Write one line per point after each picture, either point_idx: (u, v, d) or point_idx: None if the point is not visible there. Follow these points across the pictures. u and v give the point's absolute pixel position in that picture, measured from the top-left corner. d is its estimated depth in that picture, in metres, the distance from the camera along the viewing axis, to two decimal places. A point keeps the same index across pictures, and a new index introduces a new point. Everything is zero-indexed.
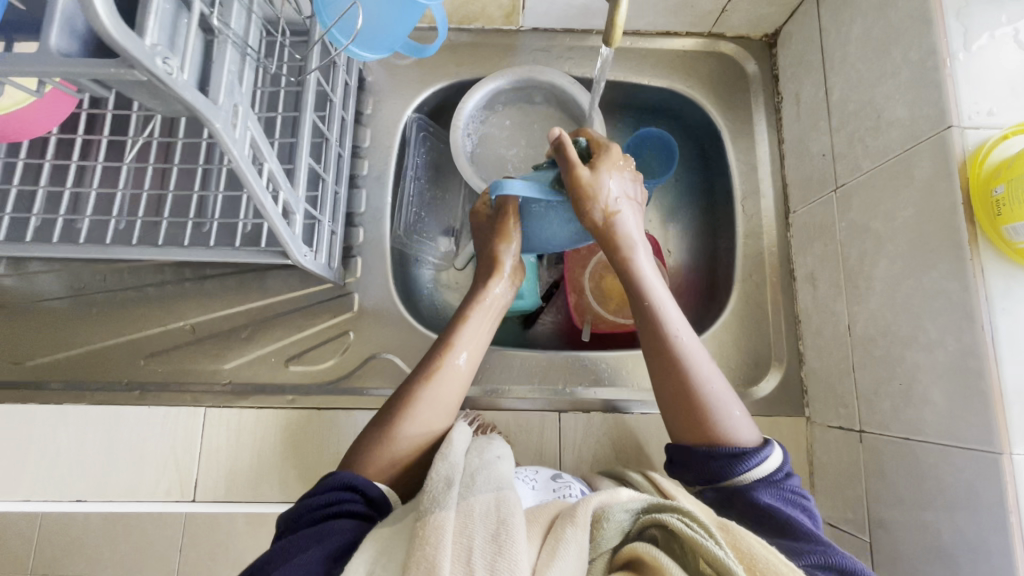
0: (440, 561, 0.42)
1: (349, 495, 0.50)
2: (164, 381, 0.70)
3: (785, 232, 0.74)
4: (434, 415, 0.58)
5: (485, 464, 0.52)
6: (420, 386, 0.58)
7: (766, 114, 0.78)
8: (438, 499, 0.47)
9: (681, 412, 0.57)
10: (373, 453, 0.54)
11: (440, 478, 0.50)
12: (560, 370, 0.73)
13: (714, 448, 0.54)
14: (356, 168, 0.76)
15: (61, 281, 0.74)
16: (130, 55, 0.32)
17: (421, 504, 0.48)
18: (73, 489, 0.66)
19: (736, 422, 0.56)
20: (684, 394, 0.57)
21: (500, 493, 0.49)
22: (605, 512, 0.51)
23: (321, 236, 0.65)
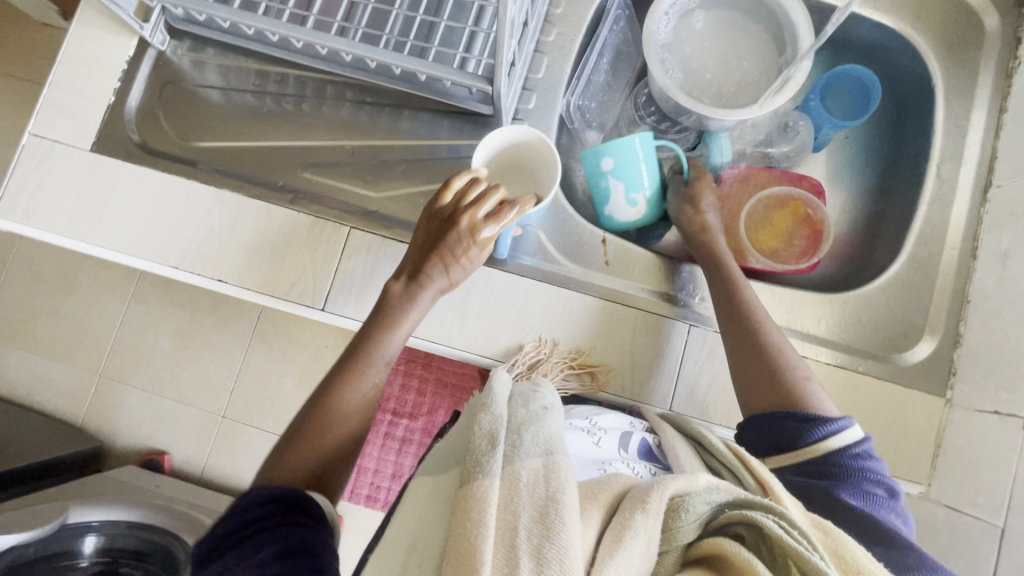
0: (483, 548, 0.35)
1: (266, 503, 0.46)
2: (315, 194, 0.71)
3: (979, 208, 0.68)
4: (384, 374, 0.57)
5: (531, 418, 0.45)
6: (346, 385, 0.54)
7: (993, 76, 0.70)
8: (478, 467, 0.40)
9: (765, 384, 0.58)
10: (331, 407, 0.53)
11: (482, 435, 0.43)
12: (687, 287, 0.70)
13: (785, 410, 0.55)
14: (543, 32, 0.73)
15: (229, 74, 0.76)
16: None
17: (463, 462, 0.42)
18: (216, 269, 0.68)
19: (810, 387, 0.57)
20: (765, 365, 0.59)
21: (549, 457, 0.41)
22: (682, 502, 0.41)
23: (512, 80, 0.63)
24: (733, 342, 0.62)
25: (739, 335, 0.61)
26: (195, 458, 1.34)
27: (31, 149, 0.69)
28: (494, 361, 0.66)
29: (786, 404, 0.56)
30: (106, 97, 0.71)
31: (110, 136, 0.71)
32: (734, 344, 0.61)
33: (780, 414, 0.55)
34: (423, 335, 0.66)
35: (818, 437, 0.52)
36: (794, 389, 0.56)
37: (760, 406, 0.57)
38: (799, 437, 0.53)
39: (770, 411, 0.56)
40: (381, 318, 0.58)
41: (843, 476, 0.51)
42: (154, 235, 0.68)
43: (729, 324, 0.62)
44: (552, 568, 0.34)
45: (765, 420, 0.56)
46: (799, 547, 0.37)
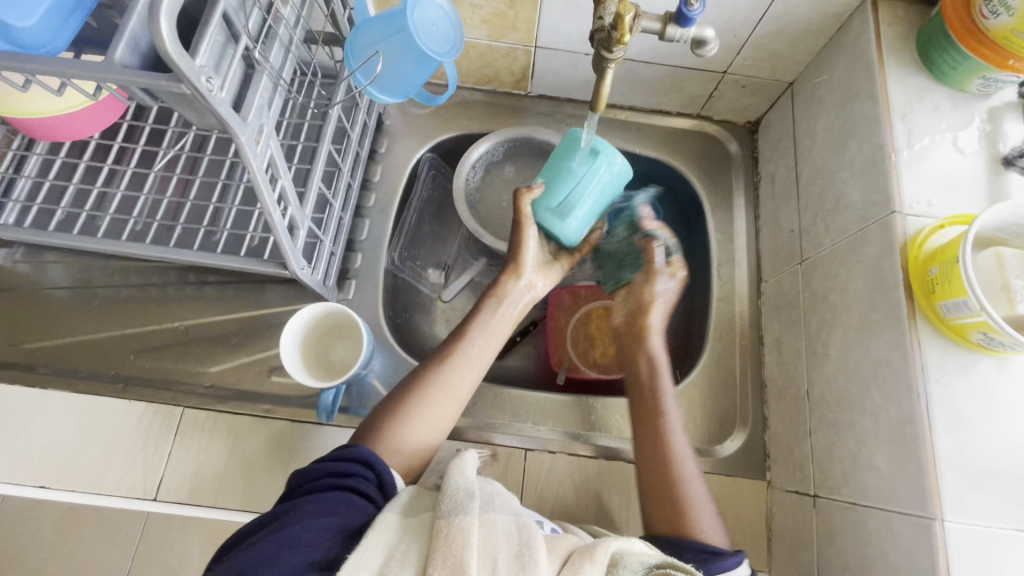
0: (469, 560, 0.42)
1: (362, 471, 0.50)
2: (149, 378, 0.73)
3: (756, 300, 0.78)
4: (447, 401, 0.60)
5: (498, 489, 0.51)
6: (396, 419, 0.57)
7: (745, 191, 0.84)
8: (459, 503, 0.46)
9: (664, 509, 0.57)
10: (384, 433, 0.56)
11: (458, 488, 0.48)
12: (534, 412, 0.74)
13: (687, 542, 0.53)
14: (363, 200, 0.81)
15: (70, 271, 0.79)
16: (182, 72, 0.38)
17: (437, 507, 0.47)
18: (38, 477, 0.67)
19: (710, 526, 0.55)
20: (666, 488, 0.58)
21: (519, 516, 0.48)
22: (621, 559, 0.47)
23: (321, 254, 0.69)
24: (652, 466, 0.60)
25: (650, 457, 0.60)
26: None
27: None
28: None
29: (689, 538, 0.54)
30: None
31: None
32: (644, 465, 0.60)
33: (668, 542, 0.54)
34: (264, 508, 0.66)
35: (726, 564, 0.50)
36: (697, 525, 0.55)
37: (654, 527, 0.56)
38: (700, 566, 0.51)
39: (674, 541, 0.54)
40: (452, 339, 0.65)
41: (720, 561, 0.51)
42: None
43: (651, 447, 0.61)
44: None
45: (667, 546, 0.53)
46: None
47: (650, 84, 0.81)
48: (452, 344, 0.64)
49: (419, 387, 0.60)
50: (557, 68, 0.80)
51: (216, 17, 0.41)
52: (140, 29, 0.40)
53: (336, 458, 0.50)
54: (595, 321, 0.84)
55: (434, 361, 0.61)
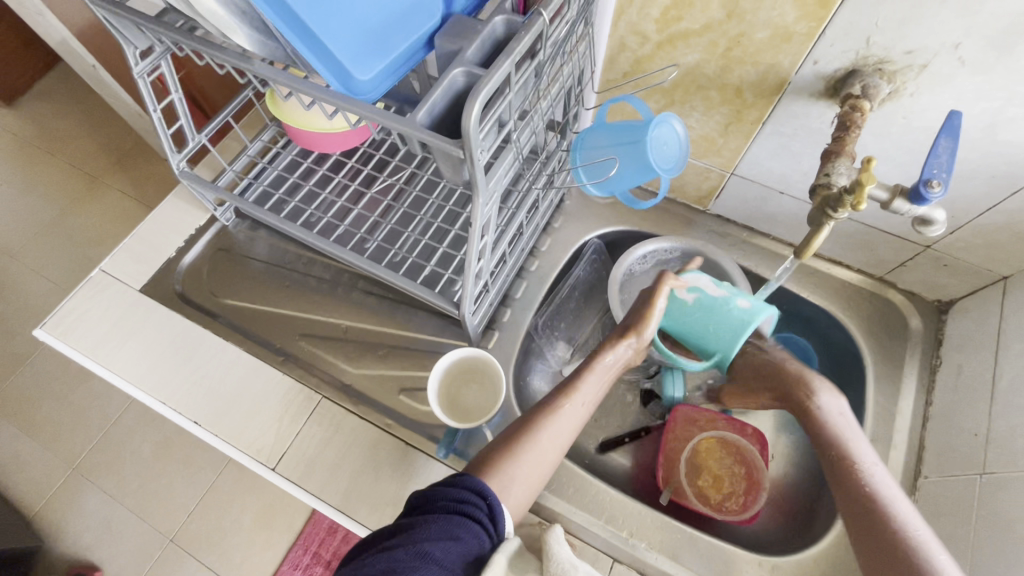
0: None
1: (479, 500, 0.50)
2: (304, 360, 0.82)
3: (908, 494, 0.70)
4: (554, 440, 0.63)
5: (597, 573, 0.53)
6: (506, 456, 0.60)
7: (919, 371, 0.77)
8: (567, 572, 0.48)
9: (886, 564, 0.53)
10: (497, 466, 0.59)
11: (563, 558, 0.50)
12: (632, 521, 0.71)
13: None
14: (527, 263, 0.88)
15: (272, 250, 0.93)
16: (469, 143, 0.46)
17: (545, 571, 0.49)
18: (196, 412, 0.77)
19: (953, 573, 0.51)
20: (880, 538, 0.55)
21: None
22: None
23: (483, 303, 0.75)
24: (849, 522, 0.58)
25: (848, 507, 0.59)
26: None
27: (95, 282, 0.86)
28: None
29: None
30: (168, 253, 0.89)
31: (159, 283, 0.87)
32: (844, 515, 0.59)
33: None
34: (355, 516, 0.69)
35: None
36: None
37: None
38: None
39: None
40: (559, 391, 0.67)
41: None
42: (158, 371, 0.79)
43: (851, 511, 0.58)
44: None
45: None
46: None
47: (838, 236, 0.80)
48: (561, 397, 0.67)
49: (528, 431, 0.63)
50: (746, 197, 0.82)
51: (500, 105, 0.49)
52: (438, 101, 0.49)
53: (455, 481, 0.51)
54: (714, 450, 0.80)
55: (544, 412, 0.64)
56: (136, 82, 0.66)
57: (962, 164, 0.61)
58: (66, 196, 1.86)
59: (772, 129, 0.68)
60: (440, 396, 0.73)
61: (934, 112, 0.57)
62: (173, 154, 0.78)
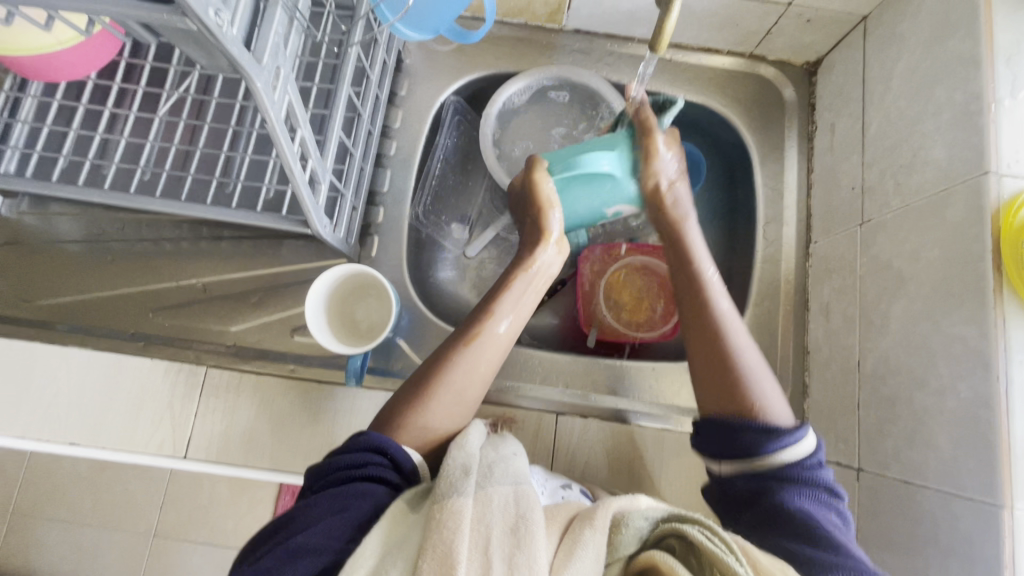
0: (458, 550, 0.41)
1: (378, 458, 0.49)
2: (170, 337, 0.71)
3: (803, 263, 0.73)
4: (471, 378, 0.57)
5: (500, 458, 0.50)
6: (419, 406, 0.54)
7: (798, 141, 0.77)
8: (453, 486, 0.45)
9: (713, 382, 0.56)
10: (409, 416, 0.53)
11: (454, 465, 0.47)
12: (567, 376, 0.72)
13: (745, 420, 0.53)
14: (383, 149, 0.76)
15: (78, 225, 0.75)
16: (186, 3, 0.32)
17: (434, 489, 0.46)
18: (68, 434, 0.66)
19: (772, 401, 0.54)
20: (722, 363, 0.56)
21: (519, 486, 0.47)
22: (624, 517, 0.49)
23: (342, 210, 0.65)
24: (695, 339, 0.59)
25: (693, 326, 0.60)
26: None
27: None
28: None
29: (745, 415, 0.53)
30: None
31: None
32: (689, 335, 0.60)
33: (733, 420, 0.53)
34: (292, 469, 0.65)
35: (776, 449, 0.51)
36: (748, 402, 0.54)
37: (711, 405, 0.56)
38: (757, 448, 0.51)
39: (721, 441, 0.53)
40: (478, 315, 0.60)
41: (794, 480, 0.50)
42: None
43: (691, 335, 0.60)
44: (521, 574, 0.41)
45: (722, 438, 0.53)
46: (718, 550, 0.43)
47: (701, 18, 0.73)
48: (478, 321, 0.60)
49: (444, 366, 0.56)
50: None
51: None
52: None
53: (350, 444, 0.50)
54: (628, 278, 0.80)
55: (461, 344, 0.57)
56: None
57: None
58: None
59: None
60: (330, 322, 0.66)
61: None
62: None
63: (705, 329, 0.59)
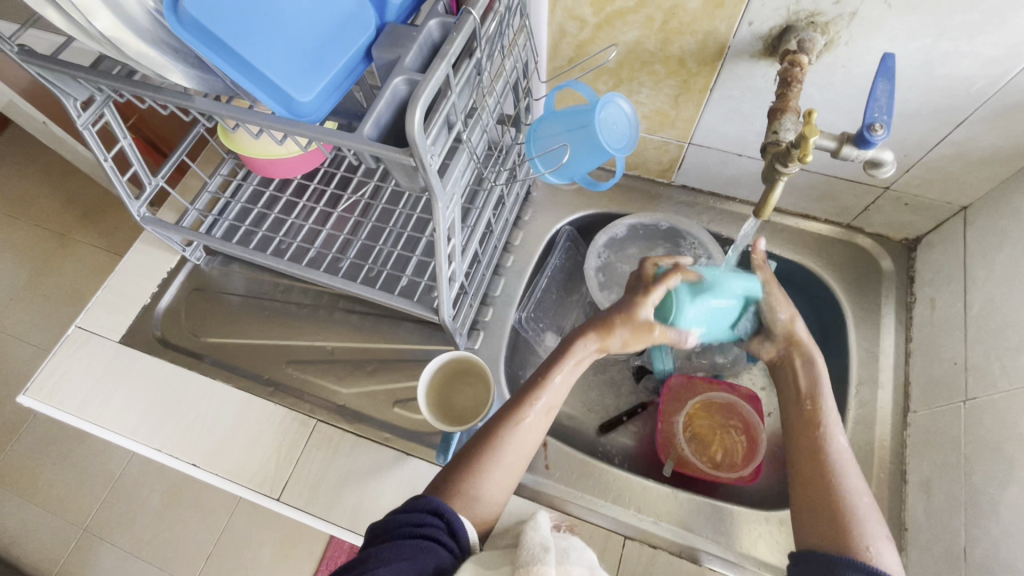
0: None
1: (436, 520, 0.52)
2: (294, 388, 0.82)
3: (900, 431, 0.72)
4: (517, 455, 0.61)
5: (574, 546, 0.53)
6: (465, 478, 0.58)
7: (896, 309, 0.79)
8: (535, 555, 0.49)
9: (823, 521, 0.54)
10: (461, 488, 0.58)
11: (534, 542, 0.50)
12: (638, 497, 0.72)
13: (849, 558, 0.50)
14: (502, 260, 0.88)
15: (248, 283, 0.93)
16: (416, 150, 0.46)
17: (514, 559, 0.49)
18: (193, 455, 0.76)
19: (880, 544, 0.52)
20: (829, 504, 0.55)
21: (594, 570, 0.50)
22: None
23: (463, 305, 0.76)
24: (800, 479, 0.58)
25: (801, 456, 0.59)
26: None
27: (73, 338, 0.85)
28: None
29: (848, 553, 0.51)
30: (143, 300, 0.88)
31: (138, 331, 0.86)
32: (796, 465, 0.59)
33: (833, 556, 0.51)
34: (366, 533, 0.69)
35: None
36: (855, 540, 0.52)
37: (814, 540, 0.54)
38: None
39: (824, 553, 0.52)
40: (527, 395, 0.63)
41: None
42: (150, 419, 0.79)
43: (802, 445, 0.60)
44: None
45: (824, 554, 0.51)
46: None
47: (800, 190, 0.81)
48: (533, 385, 0.64)
49: (491, 442, 0.60)
50: (707, 165, 0.83)
51: (445, 109, 0.50)
52: (385, 111, 0.50)
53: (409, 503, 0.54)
54: (709, 413, 0.82)
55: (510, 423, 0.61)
56: (81, 133, 0.65)
57: (906, 103, 0.62)
58: (39, 257, 1.78)
59: (721, 94, 0.69)
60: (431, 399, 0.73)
61: (869, 56, 0.59)
62: (132, 203, 0.77)
63: (815, 477, 0.57)
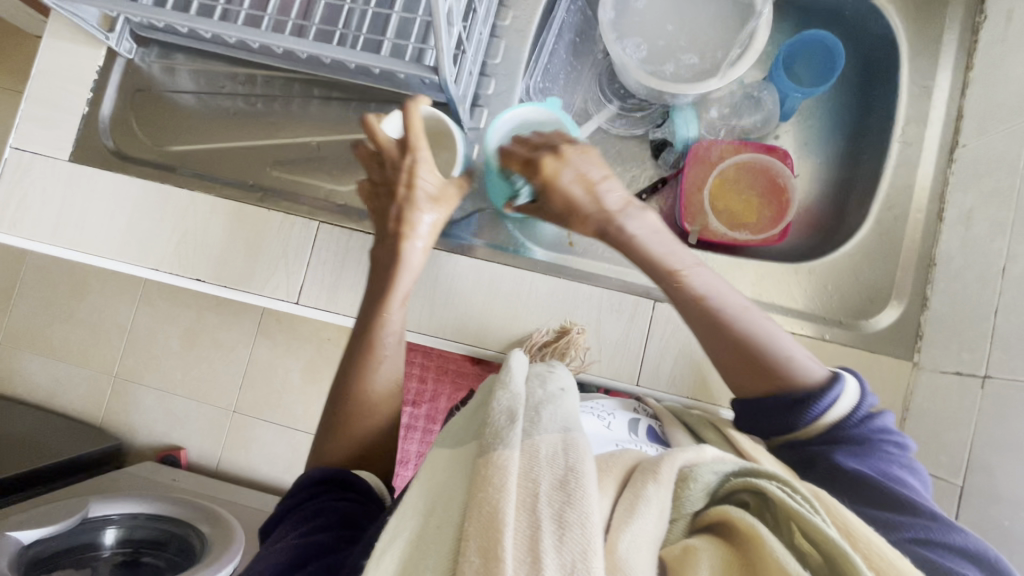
0: (506, 511, 0.37)
1: (330, 487, 0.50)
2: (285, 191, 0.74)
3: (944, 168, 0.67)
4: (392, 335, 0.58)
5: (548, 398, 0.47)
6: (345, 397, 0.55)
7: (959, 33, 0.69)
8: (497, 437, 0.42)
9: (750, 372, 0.52)
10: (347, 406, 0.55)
11: (499, 410, 0.45)
12: None
13: (779, 396, 0.51)
14: (499, 17, 0.73)
15: (197, 79, 0.78)
16: None
17: (481, 435, 0.44)
18: (195, 270, 0.71)
19: (798, 360, 0.52)
20: (750, 363, 0.52)
21: (566, 433, 0.43)
22: (692, 472, 0.44)
23: (463, 68, 0.64)
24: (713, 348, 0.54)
25: (707, 335, 0.54)
26: (211, 452, 1.29)
27: (13, 162, 0.73)
28: (461, 346, 0.68)
29: (774, 389, 0.52)
30: (80, 108, 0.74)
31: (87, 145, 0.74)
32: (708, 344, 0.54)
33: (771, 404, 0.51)
34: None
35: (820, 411, 0.50)
36: (784, 375, 0.51)
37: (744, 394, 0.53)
38: (795, 420, 0.51)
39: (762, 403, 0.52)
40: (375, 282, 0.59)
41: (858, 443, 0.50)
42: (136, 239, 0.72)
43: (683, 312, 0.55)
44: (574, 531, 0.36)
45: (763, 415, 0.52)
46: (802, 509, 0.39)
47: None
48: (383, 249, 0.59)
49: (358, 353, 0.57)
50: None
51: None
52: None
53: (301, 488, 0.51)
54: (736, 179, 0.75)
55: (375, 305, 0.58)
56: None
57: None
58: None
59: None
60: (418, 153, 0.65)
61: None
62: None
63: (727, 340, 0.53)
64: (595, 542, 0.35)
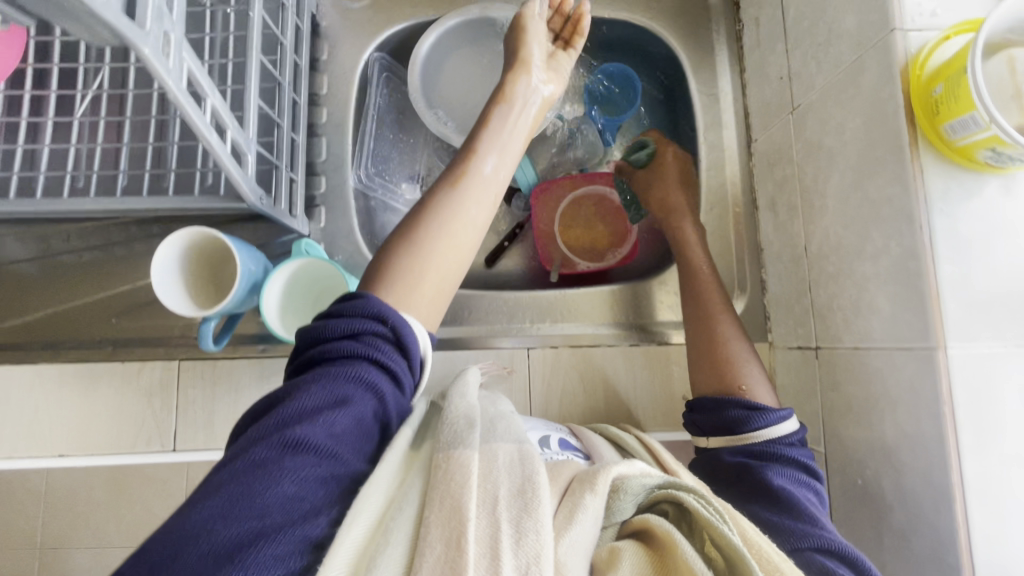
0: (467, 504, 0.36)
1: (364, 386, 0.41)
2: (138, 337, 0.71)
3: (747, 163, 0.74)
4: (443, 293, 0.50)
5: (501, 416, 0.48)
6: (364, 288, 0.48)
7: (727, 43, 0.76)
8: (456, 438, 0.42)
9: (708, 371, 0.61)
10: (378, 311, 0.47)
11: (456, 417, 0.45)
12: (532, 310, 0.74)
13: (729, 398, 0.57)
14: (314, 117, 0.75)
15: (21, 245, 0.74)
16: None
17: (437, 438, 0.43)
18: (55, 446, 0.67)
19: (756, 385, 0.58)
20: (710, 355, 0.62)
21: (521, 444, 0.43)
22: (622, 484, 0.44)
23: (280, 183, 0.64)
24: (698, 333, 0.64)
25: (694, 320, 0.65)
26: None
27: None
28: None
29: (729, 394, 0.58)
30: None
31: None
32: (693, 327, 0.65)
33: (721, 399, 0.57)
34: None
35: (766, 423, 0.54)
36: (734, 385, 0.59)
37: (702, 387, 0.61)
38: (744, 421, 0.54)
39: (712, 399, 0.58)
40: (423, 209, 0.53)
41: (765, 457, 0.52)
42: None
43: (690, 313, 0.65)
44: (530, 535, 0.35)
45: (707, 405, 0.58)
46: (713, 517, 0.40)
47: None
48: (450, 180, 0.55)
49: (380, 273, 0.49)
50: None
51: None
52: None
53: (342, 332, 0.43)
54: (577, 211, 0.80)
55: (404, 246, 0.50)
56: None
57: None
58: None
59: None
60: (191, 269, 0.61)
61: None
62: None
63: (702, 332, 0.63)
64: (549, 547, 0.35)
